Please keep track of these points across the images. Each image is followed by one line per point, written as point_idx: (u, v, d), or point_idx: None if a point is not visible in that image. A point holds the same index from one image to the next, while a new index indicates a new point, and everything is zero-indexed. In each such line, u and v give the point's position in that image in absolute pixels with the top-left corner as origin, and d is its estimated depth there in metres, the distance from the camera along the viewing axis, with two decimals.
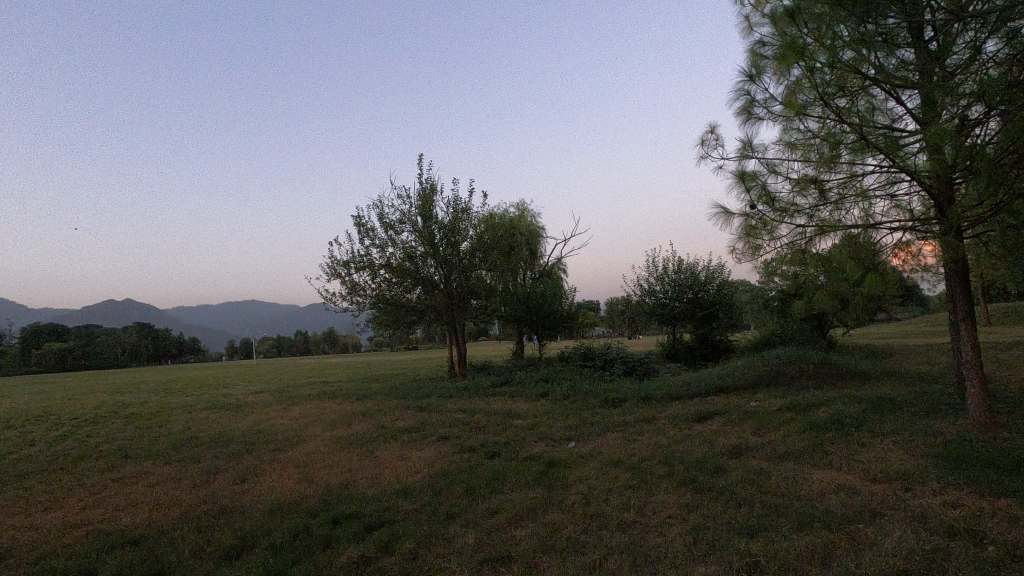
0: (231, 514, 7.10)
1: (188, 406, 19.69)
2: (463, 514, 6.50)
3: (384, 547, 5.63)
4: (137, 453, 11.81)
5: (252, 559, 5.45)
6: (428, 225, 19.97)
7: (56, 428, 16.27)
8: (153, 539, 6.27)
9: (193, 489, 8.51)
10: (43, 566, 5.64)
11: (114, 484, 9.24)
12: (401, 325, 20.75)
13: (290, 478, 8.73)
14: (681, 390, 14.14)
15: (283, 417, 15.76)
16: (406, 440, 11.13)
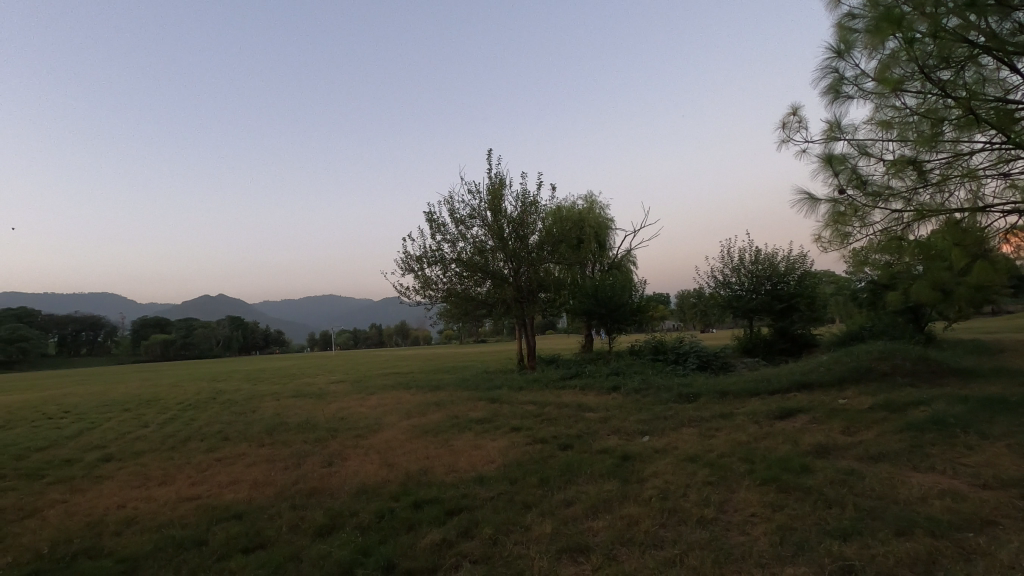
0: (321, 494, 7.57)
1: (276, 394, 21.06)
2: (538, 504, 6.57)
3: (463, 532, 5.80)
4: (234, 436, 12.80)
5: (342, 537, 5.80)
6: (497, 220, 20.17)
7: (165, 412, 17.91)
8: (254, 514, 6.81)
9: (286, 471, 9.13)
10: (162, 534, 6.26)
11: (217, 463, 10.08)
12: (472, 318, 21.16)
13: (372, 463, 9.15)
14: (761, 386, 13.54)
15: (363, 406, 16.54)
16: (479, 430, 11.36)
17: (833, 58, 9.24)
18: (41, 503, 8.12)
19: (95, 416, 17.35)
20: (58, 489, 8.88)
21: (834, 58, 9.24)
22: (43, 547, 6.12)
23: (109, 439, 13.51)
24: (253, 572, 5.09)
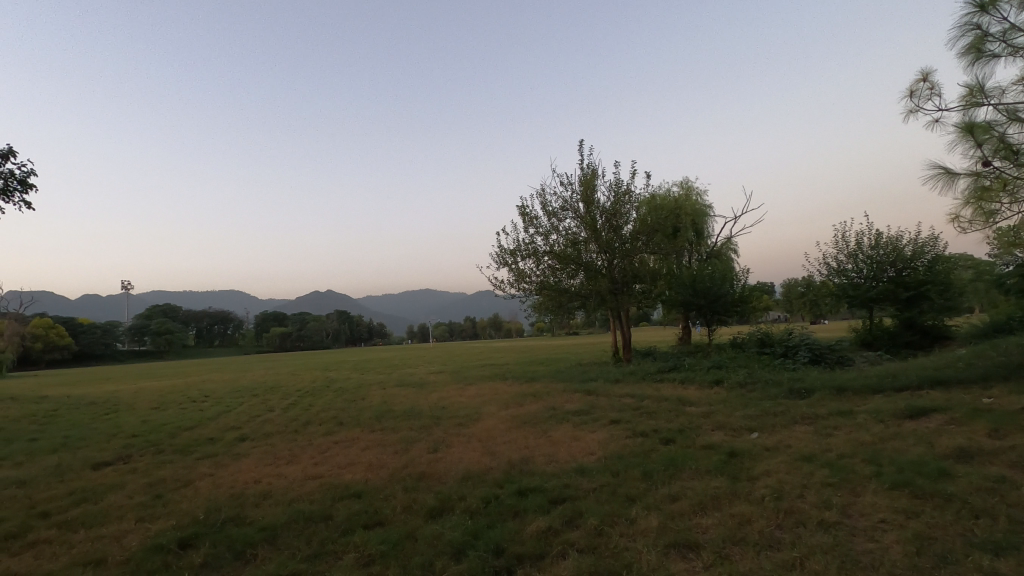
0: (430, 478, 7.98)
1: (381, 383, 22.40)
2: (643, 497, 6.49)
3: (568, 521, 5.87)
4: (347, 421, 13.80)
5: (452, 519, 6.08)
6: (590, 211, 19.99)
7: (288, 398, 19.71)
8: (371, 493, 7.33)
9: (396, 455, 9.71)
10: (295, 508, 6.91)
11: (335, 446, 10.93)
12: (565, 311, 21.16)
13: (476, 451, 9.50)
14: (886, 381, 12.38)
15: (463, 396, 17.15)
16: (577, 422, 11.38)
17: (974, 13, 8.20)
18: (194, 475, 9.27)
19: (230, 401, 19.44)
20: (207, 463, 10.09)
21: (975, 13, 8.19)
22: (200, 513, 7.00)
23: (242, 421, 15.09)
24: (376, 546, 5.50)
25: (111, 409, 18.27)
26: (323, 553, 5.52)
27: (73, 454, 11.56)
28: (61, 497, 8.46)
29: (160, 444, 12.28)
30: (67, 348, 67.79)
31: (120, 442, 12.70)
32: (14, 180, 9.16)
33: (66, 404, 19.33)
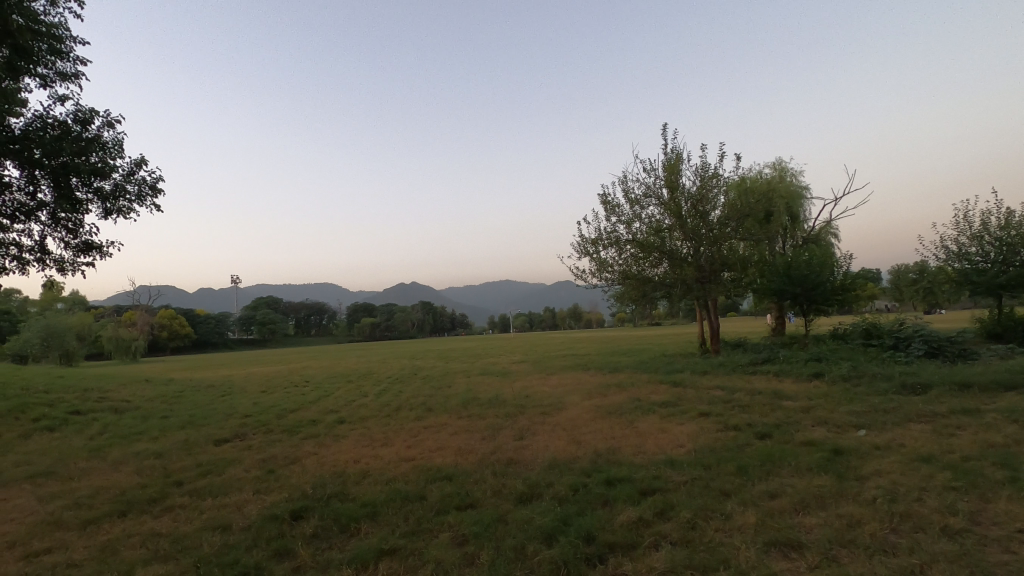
0: (518, 464, 8.13)
1: (465, 372, 23.03)
2: (738, 493, 6.25)
3: (660, 513, 5.77)
4: (435, 407, 14.32)
5: (542, 505, 6.16)
6: (675, 197, 19.35)
7: (380, 384, 20.78)
8: (462, 477, 7.59)
9: (484, 441, 9.96)
10: (392, 487, 7.30)
11: (426, 431, 11.39)
12: (649, 301, 20.61)
13: (561, 439, 9.55)
14: (1020, 377, 11.03)
15: (545, 385, 17.24)
16: (664, 414, 11.11)
17: None
18: (301, 453, 10.04)
19: (328, 386, 20.80)
20: (311, 443, 10.89)
21: None
22: (308, 488, 7.59)
23: (340, 405, 16.12)
24: (469, 527, 5.69)
25: (228, 392, 20.16)
26: (420, 531, 5.79)
27: (198, 431, 12.87)
28: (190, 468, 9.47)
29: (270, 424, 13.38)
30: (188, 337, 75.42)
31: (236, 422, 14.00)
32: (147, 187, 10.28)
33: (191, 387, 21.56)
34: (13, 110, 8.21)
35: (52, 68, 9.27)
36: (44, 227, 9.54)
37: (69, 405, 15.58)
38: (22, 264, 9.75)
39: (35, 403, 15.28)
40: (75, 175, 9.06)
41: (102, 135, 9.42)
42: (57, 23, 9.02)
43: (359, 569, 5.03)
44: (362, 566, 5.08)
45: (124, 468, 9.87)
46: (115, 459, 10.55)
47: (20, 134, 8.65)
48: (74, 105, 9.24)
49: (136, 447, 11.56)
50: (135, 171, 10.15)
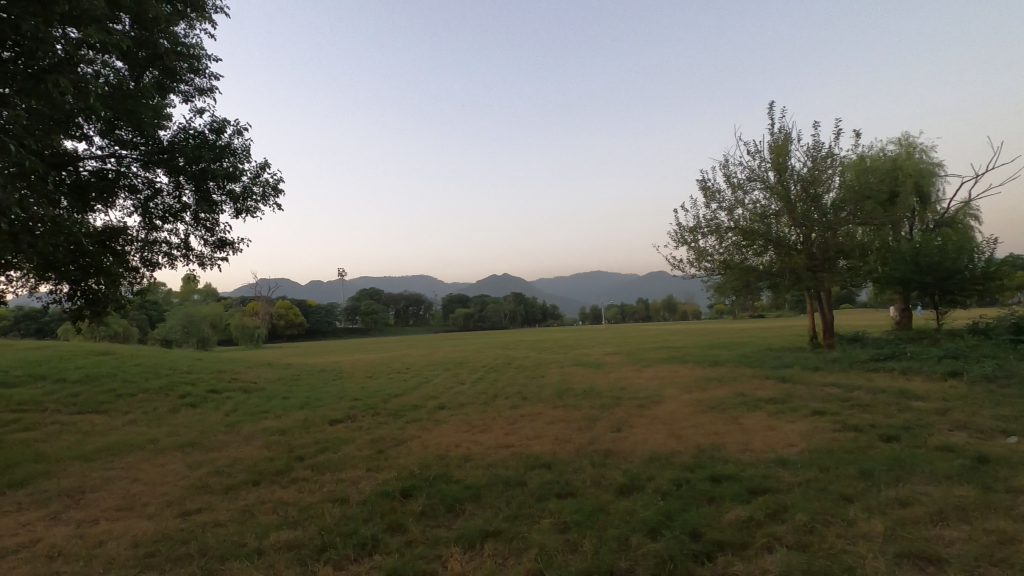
0: (616, 456, 8.06)
1: (558, 362, 23.12)
2: (862, 498, 5.77)
3: (772, 514, 5.48)
4: (530, 396, 14.52)
5: (644, 498, 6.06)
6: (782, 180, 18.09)
7: (476, 372, 21.42)
8: (560, 465, 7.65)
9: (581, 431, 9.96)
10: (493, 472, 7.52)
11: (522, 419, 11.60)
12: (752, 291, 19.45)
13: (661, 433, 9.33)
14: None
15: (641, 377, 16.89)
16: (772, 411, 10.47)
17: None
18: (406, 435, 10.62)
19: (427, 373, 21.77)
20: (415, 427, 11.49)
21: None
22: (415, 468, 8.02)
23: (439, 391, 16.81)
24: (571, 515, 5.74)
25: (338, 376, 21.73)
26: (522, 515, 5.92)
27: (314, 412, 14.00)
28: (310, 445, 10.35)
29: (376, 408, 14.25)
30: (302, 326, 82.03)
31: (347, 404, 15.06)
32: (270, 188, 11.27)
33: (307, 371, 23.49)
34: (162, 124, 9.29)
35: (191, 84, 10.35)
36: (187, 226, 10.75)
37: (209, 385, 17.57)
38: (171, 260, 11.08)
39: (181, 381, 17.40)
40: (211, 180, 10.12)
41: (233, 143, 10.43)
42: (195, 43, 10.04)
43: (467, 548, 5.25)
44: (469, 544, 5.31)
45: (254, 442, 10.98)
46: (247, 434, 11.76)
47: (168, 145, 9.78)
48: (210, 116, 10.29)
49: (263, 424, 12.80)
50: (260, 174, 11.16)
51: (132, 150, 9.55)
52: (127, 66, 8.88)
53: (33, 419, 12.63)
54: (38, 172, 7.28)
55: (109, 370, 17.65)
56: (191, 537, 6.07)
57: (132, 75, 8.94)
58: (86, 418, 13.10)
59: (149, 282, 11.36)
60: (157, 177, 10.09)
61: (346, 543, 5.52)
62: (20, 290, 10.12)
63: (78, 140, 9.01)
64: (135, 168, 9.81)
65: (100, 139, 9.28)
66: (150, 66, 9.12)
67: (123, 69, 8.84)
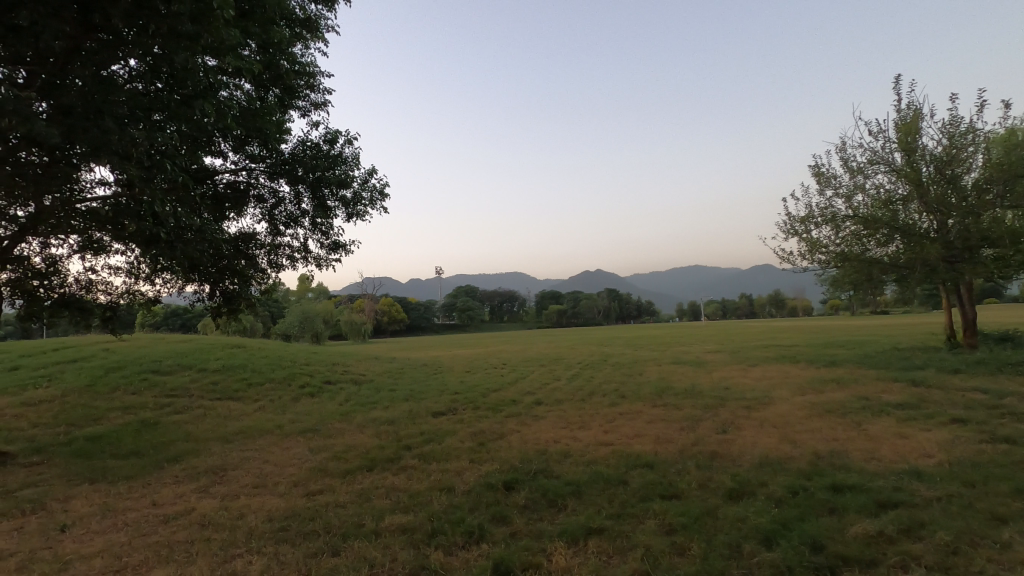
0: (724, 459, 7.72)
1: (655, 360, 22.55)
2: (1019, 519, 5.09)
3: (906, 530, 4.99)
4: (628, 394, 14.28)
5: (756, 505, 5.76)
6: (911, 161, 16.31)
7: (571, 368, 21.44)
8: (663, 466, 7.47)
9: (683, 431, 9.66)
10: (594, 469, 7.51)
11: (621, 417, 11.45)
12: (876, 285, 17.73)
13: (772, 436, 8.82)
14: None
15: (746, 377, 16.02)
16: (903, 417, 9.51)
17: None
18: (506, 429, 10.87)
19: (523, 369, 22.13)
20: (514, 421, 11.73)
21: None
22: (517, 462, 8.19)
23: (536, 387, 17.03)
24: (676, 517, 5.59)
25: (439, 370, 22.68)
26: (625, 514, 5.87)
27: (419, 403, 14.73)
28: (416, 435, 10.91)
29: (476, 401, 14.70)
30: (404, 321, 86.60)
31: (449, 397, 15.69)
32: (377, 193, 11.97)
33: (410, 364, 24.78)
34: (284, 138, 10.18)
35: (308, 99, 11.26)
36: (306, 230, 11.69)
37: (325, 376, 19.05)
38: (292, 262, 12.12)
39: (302, 372, 19.03)
40: (326, 187, 10.94)
41: (344, 152, 11.17)
42: (310, 62, 10.92)
43: (570, 543, 5.30)
44: (573, 540, 5.34)
45: (366, 430, 11.78)
46: (360, 423, 12.65)
47: (289, 157, 10.69)
48: (324, 128, 11.11)
49: (373, 413, 13.69)
50: (368, 180, 11.89)
51: (260, 163, 10.56)
52: (254, 87, 9.80)
53: (183, 403, 14.42)
54: (187, 187, 8.24)
55: (242, 361, 19.70)
56: (317, 515, 6.64)
57: (258, 94, 9.86)
58: (224, 404, 14.73)
59: (273, 282, 12.49)
60: (280, 187, 11.07)
61: (455, 530, 5.77)
62: (172, 290, 11.55)
63: (216, 156, 10.10)
64: (262, 179, 10.83)
65: (233, 154, 10.34)
66: (273, 86, 10.01)
67: (251, 90, 9.78)
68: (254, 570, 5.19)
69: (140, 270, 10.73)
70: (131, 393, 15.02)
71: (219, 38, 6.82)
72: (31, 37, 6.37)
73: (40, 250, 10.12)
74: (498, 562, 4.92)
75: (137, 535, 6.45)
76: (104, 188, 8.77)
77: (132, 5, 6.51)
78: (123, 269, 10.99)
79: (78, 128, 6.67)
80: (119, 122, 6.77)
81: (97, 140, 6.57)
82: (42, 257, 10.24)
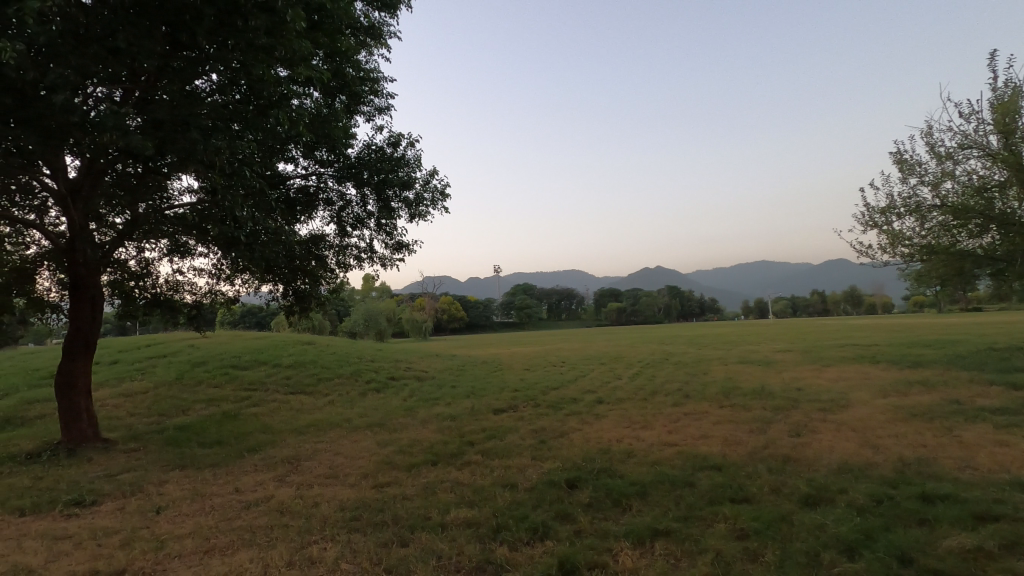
0: (798, 463, 7.36)
1: (720, 359, 21.81)
2: None
3: (1009, 546, 4.58)
4: (692, 394, 13.86)
5: (836, 512, 5.46)
6: (1009, 144, 14.84)
7: (632, 367, 21.08)
8: (733, 468, 7.21)
9: (753, 434, 9.28)
10: (659, 470, 7.35)
11: (685, 417, 11.15)
12: (968, 280, 16.32)
13: (851, 441, 8.32)
14: None
15: (821, 378, 15.20)
16: (1001, 423, 8.72)
17: None
18: (567, 428, 10.82)
19: (583, 367, 21.96)
20: (575, 419, 11.66)
21: None
22: (579, 460, 8.15)
23: (596, 385, 16.86)
24: (748, 523, 5.39)
25: (499, 367, 22.89)
26: (694, 517, 5.72)
27: (480, 400, 14.93)
28: (478, 431, 11.06)
29: (536, 399, 14.72)
30: (463, 320, 88.11)
31: (509, 394, 15.82)
32: (438, 194, 12.22)
33: (471, 362, 25.15)
34: (351, 143, 10.58)
35: (372, 105, 11.64)
36: (372, 231, 12.07)
37: (390, 372, 19.65)
38: (359, 262, 12.56)
39: (368, 369, 19.73)
40: (390, 189, 11.28)
41: (407, 154, 11.47)
42: (374, 69, 11.30)
43: (637, 544, 5.21)
44: (640, 541, 5.26)
45: (430, 425, 12.06)
46: (424, 418, 12.96)
47: (355, 161, 11.10)
48: (387, 132, 11.46)
49: (436, 409, 13.98)
50: (430, 181, 12.15)
51: (329, 168, 11.02)
52: (323, 95, 10.24)
53: (260, 397, 15.29)
54: (263, 192, 8.71)
55: (312, 357, 20.65)
56: (385, 506, 6.87)
57: (327, 102, 10.29)
58: (296, 397, 15.50)
59: (341, 281, 12.99)
60: (347, 190, 11.50)
61: (519, 526, 5.82)
62: (250, 290, 12.24)
63: (289, 163, 10.64)
64: (330, 182, 11.30)
65: (304, 160, 10.86)
66: (340, 93, 10.41)
67: (320, 98, 10.22)
68: (329, 556, 5.43)
69: (221, 270, 11.45)
70: (214, 386, 16.09)
71: (292, 49, 7.16)
72: (128, 58, 6.92)
73: (136, 254, 11.01)
74: (564, 560, 4.91)
75: (222, 519, 6.90)
76: (191, 195, 9.41)
77: (215, 22, 6.95)
78: (206, 271, 11.76)
79: (169, 140, 7.19)
80: (203, 133, 7.25)
81: (185, 150, 7.06)
82: (137, 260, 11.12)
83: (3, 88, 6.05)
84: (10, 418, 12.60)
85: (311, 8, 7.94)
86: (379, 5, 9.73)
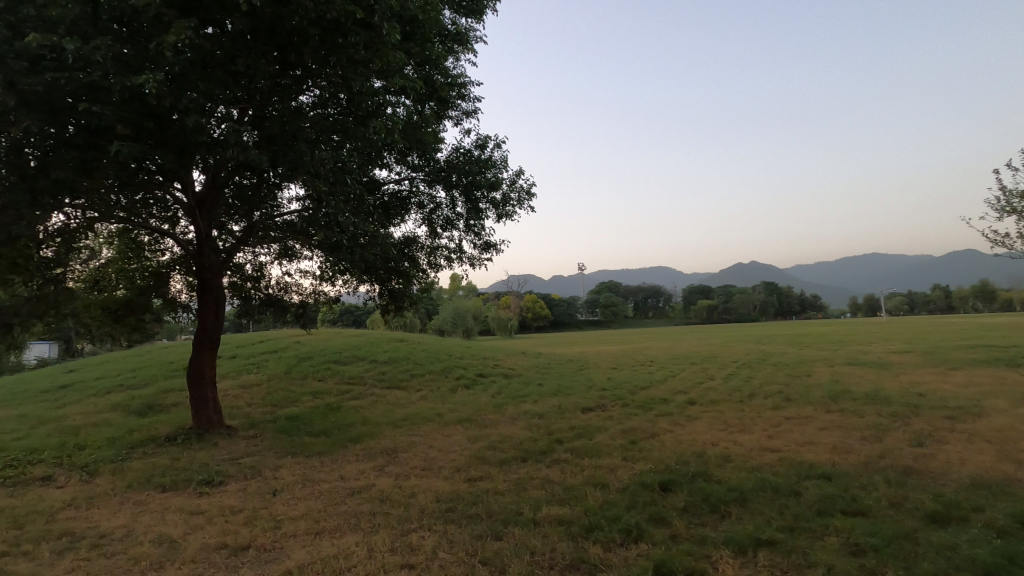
0: (922, 475, 6.70)
1: (825, 360, 20.27)
2: None
3: None
4: (795, 397, 12.99)
5: (969, 533, 4.91)
6: None
7: (726, 367, 20.12)
8: (844, 478, 6.69)
9: (866, 442, 8.54)
10: (760, 476, 6.97)
11: (787, 421, 10.47)
12: None
13: (986, 453, 7.43)
14: None
15: (947, 382, 13.67)
16: None
17: None
18: (658, 429, 10.53)
19: (673, 367, 21.28)
20: (667, 421, 11.32)
21: None
22: (672, 463, 7.91)
23: (687, 386, 16.28)
24: (865, 538, 4.98)
25: (586, 366, 22.71)
26: (801, 528, 5.37)
27: (567, 399, 14.91)
28: (566, 429, 11.06)
29: (624, 399, 14.47)
30: (547, 318, 88.33)
31: (597, 393, 15.66)
32: (524, 193, 12.33)
33: (557, 360, 25.13)
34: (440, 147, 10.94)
35: (459, 109, 11.95)
36: (460, 232, 12.41)
37: (478, 370, 20.09)
38: (448, 262, 12.97)
39: (456, 366, 20.30)
40: (478, 190, 11.55)
41: (494, 155, 11.68)
42: (461, 74, 11.59)
43: (738, 552, 4.99)
44: (741, 549, 5.03)
45: (518, 422, 12.21)
46: (512, 415, 13.15)
47: (444, 164, 11.46)
48: (475, 135, 11.73)
49: (524, 406, 14.14)
50: (516, 180, 12.30)
51: (420, 172, 11.45)
52: (414, 102, 10.66)
53: (359, 391, 16.24)
54: (362, 198, 9.24)
55: (405, 354, 21.58)
56: (479, 500, 7.06)
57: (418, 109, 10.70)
58: (391, 392, 16.29)
59: (432, 281, 13.48)
60: (437, 193, 11.91)
61: (612, 527, 5.76)
62: (349, 290, 13.02)
63: (384, 169, 11.18)
64: (422, 186, 11.75)
65: (397, 165, 11.36)
66: (429, 99, 10.78)
67: (412, 105, 10.65)
68: (427, 544, 5.68)
69: (324, 272, 12.27)
70: (318, 380, 17.28)
71: (387, 61, 7.55)
72: (245, 79, 7.58)
73: (251, 258, 12.07)
74: (660, 564, 4.81)
75: (330, 503, 7.42)
76: (297, 203, 10.15)
77: (319, 41, 7.46)
78: (311, 273, 12.66)
79: (280, 153, 7.82)
80: (309, 145, 7.81)
81: (294, 161, 7.65)
82: (252, 263, 12.18)
83: (145, 114, 6.84)
84: (151, 404, 14.31)
85: (404, 20, 8.29)
86: (466, 11, 9.99)
